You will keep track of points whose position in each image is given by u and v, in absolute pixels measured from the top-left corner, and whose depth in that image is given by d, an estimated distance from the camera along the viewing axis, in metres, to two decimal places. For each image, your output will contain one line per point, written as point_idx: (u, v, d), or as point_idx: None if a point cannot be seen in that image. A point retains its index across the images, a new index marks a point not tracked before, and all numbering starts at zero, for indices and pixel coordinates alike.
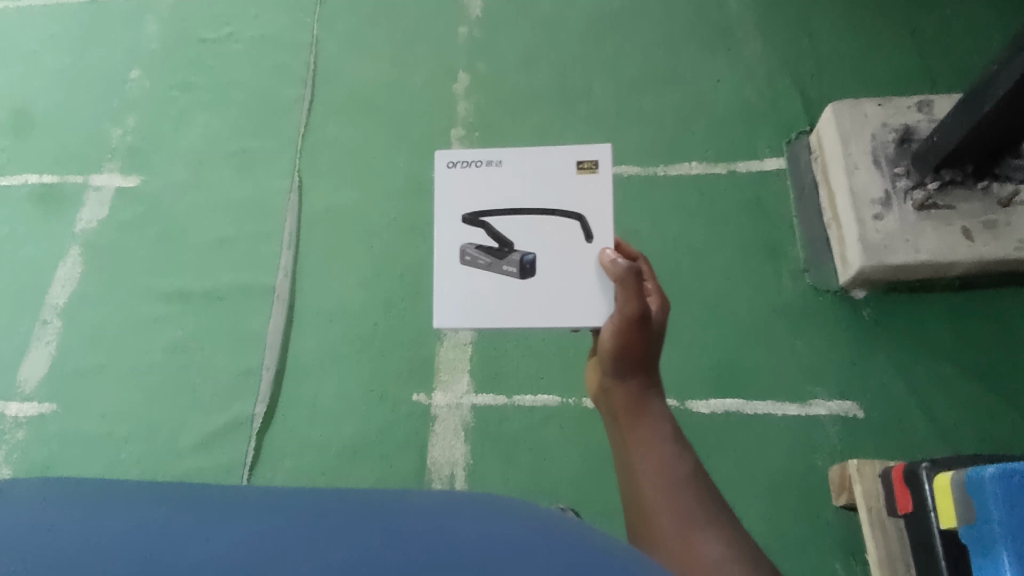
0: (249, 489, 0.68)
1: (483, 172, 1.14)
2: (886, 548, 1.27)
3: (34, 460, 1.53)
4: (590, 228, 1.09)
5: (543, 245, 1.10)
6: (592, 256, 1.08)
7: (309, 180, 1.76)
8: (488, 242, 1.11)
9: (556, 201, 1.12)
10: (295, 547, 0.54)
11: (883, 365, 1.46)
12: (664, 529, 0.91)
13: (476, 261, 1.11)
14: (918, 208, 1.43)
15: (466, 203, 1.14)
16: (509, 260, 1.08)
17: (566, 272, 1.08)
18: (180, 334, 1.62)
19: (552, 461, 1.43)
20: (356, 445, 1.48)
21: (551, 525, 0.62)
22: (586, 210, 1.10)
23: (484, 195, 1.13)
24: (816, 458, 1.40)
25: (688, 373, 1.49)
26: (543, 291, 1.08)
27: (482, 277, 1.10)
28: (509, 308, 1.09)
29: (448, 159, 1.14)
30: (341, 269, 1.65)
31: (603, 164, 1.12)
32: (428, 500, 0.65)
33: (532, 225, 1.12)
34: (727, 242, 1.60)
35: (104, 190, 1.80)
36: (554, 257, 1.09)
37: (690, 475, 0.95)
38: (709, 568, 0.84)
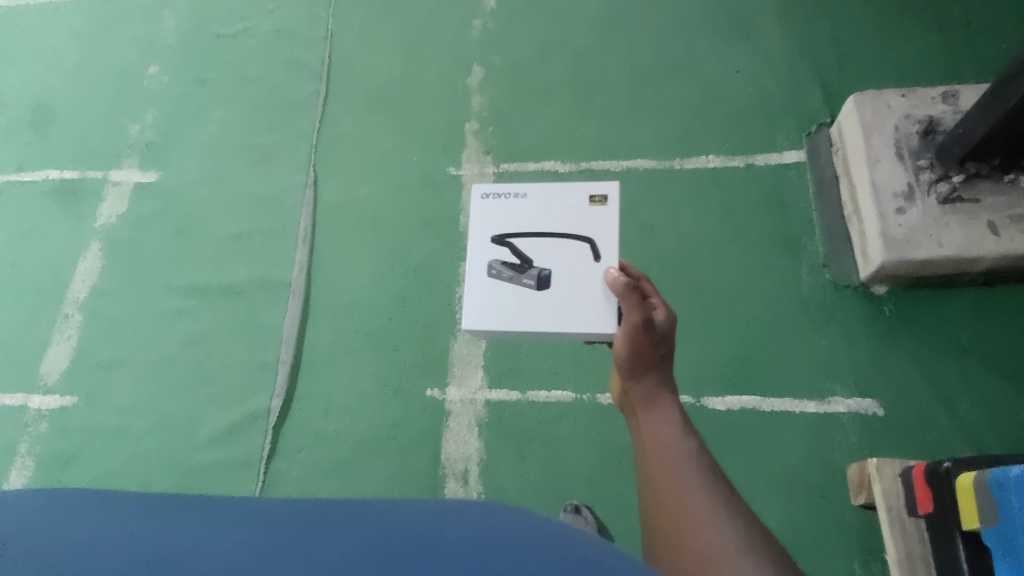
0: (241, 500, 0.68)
1: (509, 205, 1.16)
2: (904, 548, 1.24)
3: (58, 452, 1.56)
4: (600, 251, 1.09)
5: (559, 259, 1.10)
6: (599, 275, 1.07)
7: (324, 175, 1.77)
8: (508, 257, 1.11)
9: (570, 225, 1.12)
10: (294, 552, 0.55)
11: (905, 361, 1.43)
12: (673, 524, 0.88)
13: (499, 274, 1.10)
14: (942, 202, 1.40)
15: (493, 225, 1.15)
16: (528, 273, 1.08)
17: (578, 284, 1.08)
18: (198, 328, 1.64)
19: (566, 457, 1.43)
20: (371, 439, 1.49)
21: (547, 528, 0.62)
22: (595, 234, 1.11)
23: (510, 220, 1.15)
24: (835, 456, 1.38)
25: (704, 370, 1.47)
26: (556, 303, 1.07)
27: (503, 289, 1.09)
28: (524, 316, 1.07)
29: (482, 191, 1.17)
30: (355, 263, 1.65)
31: (612, 198, 1.13)
32: (429, 505, 0.66)
33: (548, 246, 1.11)
34: (744, 237, 1.58)
35: (123, 185, 1.82)
36: (568, 269, 1.09)
37: (692, 447, 0.94)
38: (701, 528, 0.84)
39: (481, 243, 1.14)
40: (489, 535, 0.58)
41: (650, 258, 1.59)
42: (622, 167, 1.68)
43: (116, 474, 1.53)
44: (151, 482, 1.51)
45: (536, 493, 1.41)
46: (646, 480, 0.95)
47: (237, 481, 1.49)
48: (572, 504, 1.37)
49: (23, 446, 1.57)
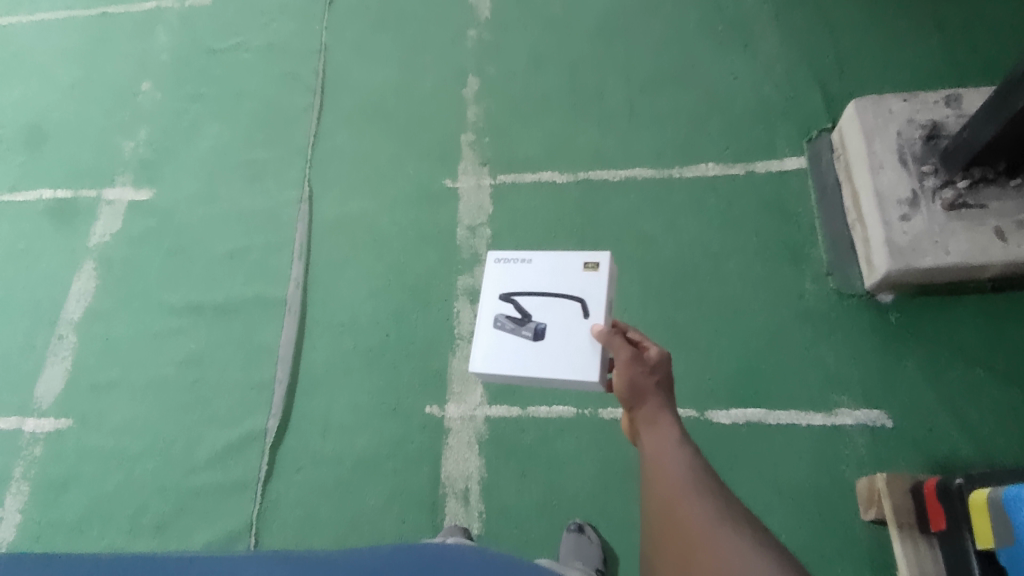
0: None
1: (514, 268, 1.14)
2: (917, 566, 1.20)
3: (49, 477, 1.52)
4: (589, 309, 1.06)
5: (554, 312, 1.07)
6: (587, 331, 1.04)
7: (319, 189, 1.75)
8: (510, 310, 1.10)
9: (562, 285, 1.10)
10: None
11: (913, 371, 1.40)
12: (683, 557, 0.76)
13: (500, 326, 1.09)
14: (948, 208, 1.37)
15: (497, 283, 1.14)
16: (525, 325, 1.07)
17: (569, 338, 1.05)
18: (193, 346, 1.61)
19: (568, 474, 1.36)
20: (369, 459, 1.44)
21: (477, 563, 0.79)
22: (587, 294, 1.08)
23: (512, 279, 1.14)
24: (843, 469, 1.35)
25: (708, 383, 1.45)
26: (549, 354, 1.04)
27: (502, 339, 1.08)
28: (518, 364, 1.05)
29: (494, 255, 1.17)
30: (352, 279, 1.63)
31: (604, 265, 1.09)
32: (377, 554, 0.80)
33: (544, 301, 1.08)
34: (746, 246, 1.56)
35: (117, 203, 1.81)
36: (562, 324, 1.06)
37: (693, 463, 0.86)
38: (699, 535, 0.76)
39: (486, 296, 1.13)
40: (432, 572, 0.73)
41: (651, 270, 1.56)
42: (621, 177, 1.66)
43: (106, 499, 1.47)
44: (144, 507, 1.46)
45: (540, 513, 1.35)
46: (652, 520, 0.84)
47: (232, 504, 1.44)
48: (576, 522, 1.31)
49: (16, 471, 1.53)
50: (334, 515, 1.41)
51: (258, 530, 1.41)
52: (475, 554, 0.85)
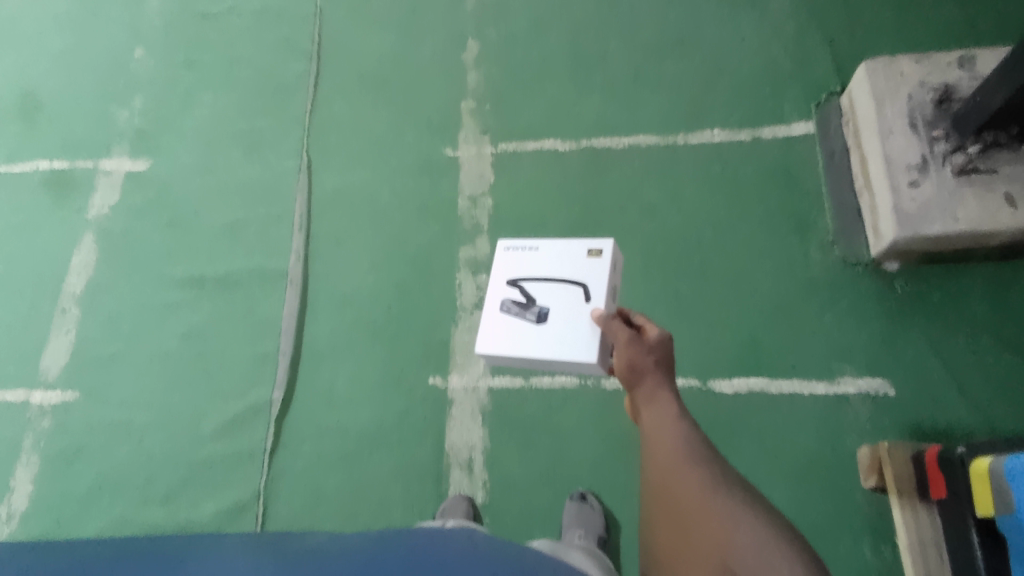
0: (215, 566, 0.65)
1: (521, 256, 1.13)
2: (916, 532, 1.21)
3: (57, 449, 1.53)
4: (591, 293, 1.05)
5: (556, 296, 1.06)
6: (587, 314, 1.03)
7: (318, 160, 1.73)
8: (516, 295, 1.09)
9: (564, 270, 1.08)
10: (271, 556, 0.69)
11: (917, 340, 1.39)
12: (682, 533, 0.77)
13: (505, 310, 1.08)
14: (958, 173, 1.34)
15: (503, 269, 1.13)
16: (528, 310, 1.07)
17: (570, 321, 1.04)
18: (196, 319, 1.61)
19: (572, 444, 1.37)
20: (374, 431, 1.45)
21: (475, 542, 0.78)
22: (589, 279, 1.06)
23: (518, 265, 1.13)
24: (846, 438, 1.35)
25: (712, 353, 1.44)
26: (550, 338, 1.03)
27: (505, 323, 1.07)
28: (521, 346, 1.05)
29: (504, 243, 1.17)
30: (354, 251, 1.62)
31: (607, 251, 1.08)
32: (372, 534, 0.80)
33: (547, 286, 1.07)
34: (751, 215, 1.54)
35: (115, 174, 1.79)
36: (564, 308, 1.05)
37: (692, 438, 0.85)
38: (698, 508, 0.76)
39: (493, 282, 1.12)
40: (426, 549, 0.72)
41: (655, 240, 1.55)
42: (625, 145, 1.63)
43: (115, 470, 1.49)
44: (152, 478, 1.47)
45: (544, 482, 1.36)
46: (650, 500, 0.83)
47: (239, 475, 1.45)
48: (579, 491, 1.32)
49: (25, 443, 1.54)
50: (340, 486, 1.42)
51: (266, 500, 1.42)
52: (474, 533, 0.84)
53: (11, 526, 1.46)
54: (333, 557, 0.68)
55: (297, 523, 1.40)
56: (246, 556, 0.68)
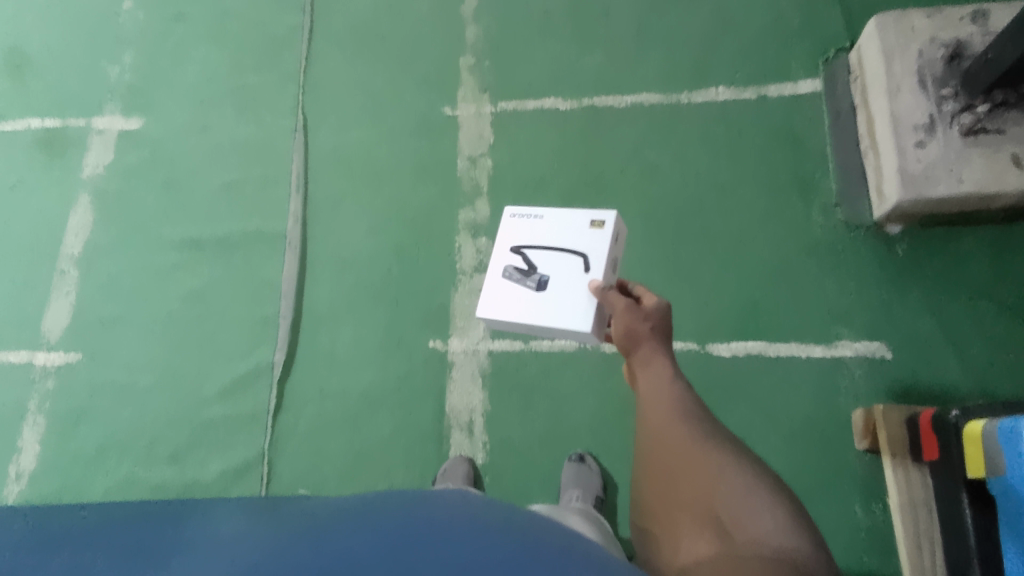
0: (214, 530, 0.61)
1: (526, 223, 1.12)
2: (906, 493, 1.23)
3: (63, 410, 1.54)
4: (590, 264, 1.04)
5: (556, 265, 1.05)
6: (585, 285, 1.03)
7: (315, 118, 1.70)
8: (517, 262, 1.08)
9: (565, 240, 1.07)
10: (284, 509, 0.67)
11: (916, 304, 1.40)
12: (673, 491, 0.78)
13: (505, 277, 1.08)
14: (965, 134, 1.32)
15: (506, 235, 1.12)
16: (528, 278, 1.06)
17: (568, 291, 1.03)
18: (197, 281, 1.61)
19: (571, 406, 1.39)
20: (375, 393, 1.46)
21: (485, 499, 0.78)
22: (589, 249, 1.05)
23: (521, 233, 1.11)
24: (841, 400, 1.36)
25: (711, 317, 1.45)
26: (547, 306, 1.03)
27: (505, 289, 1.07)
28: (518, 313, 1.05)
29: (510, 210, 1.16)
30: (352, 213, 1.61)
31: (610, 223, 1.06)
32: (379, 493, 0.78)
33: (548, 255, 1.07)
34: (753, 176, 1.52)
35: (108, 133, 1.76)
36: (563, 278, 1.04)
37: (687, 404, 0.87)
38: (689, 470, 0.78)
39: (497, 246, 1.11)
40: (439, 499, 0.72)
41: (656, 202, 1.54)
42: (627, 104, 1.60)
43: (121, 431, 1.51)
44: (158, 439, 1.49)
45: (543, 443, 1.38)
46: (644, 459, 0.86)
47: (244, 436, 1.47)
48: (578, 453, 1.35)
49: (30, 404, 1.56)
50: (343, 447, 1.44)
51: (270, 460, 1.45)
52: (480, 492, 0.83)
53: (21, 484, 1.49)
54: (341, 514, 0.64)
55: (301, 482, 1.43)
56: (248, 519, 0.63)
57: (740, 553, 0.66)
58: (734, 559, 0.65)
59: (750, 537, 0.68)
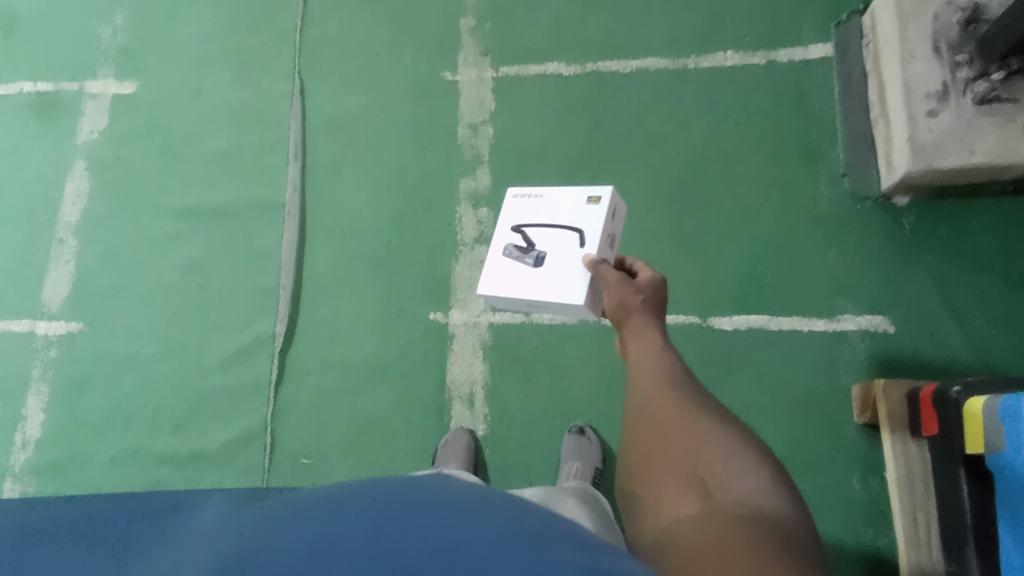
0: (195, 529, 0.57)
1: (526, 201, 1.11)
2: (905, 468, 1.22)
3: (66, 379, 1.55)
4: (586, 239, 1.02)
5: (553, 242, 1.04)
6: (580, 259, 1.01)
7: (312, 83, 1.67)
8: (518, 239, 1.07)
9: (563, 216, 1.06)
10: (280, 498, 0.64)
11: (921, 277, 1.38)
12: (666, 458, 0.77)
13: (505, 253, 1.07)
14: (978, 102, 1.28)
15: (508, 214, 1.11)
16: (527, 254, 1.05)
17: (564, 266, 1.02)
18: (196, 251, 1.60)
19: (571, 379, 1.39)
20: (376, 364, 1.47)
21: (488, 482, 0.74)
22: (586, 225, 1.04)
23: (522, 211, 1.10)
24: (842, 375, 1.36)
25: (714, 289, 1.44)
26: (543, 281, 1.02)
27: (503, 266, 1.06)
28: (515, 287, 1.04)
29: (513, 191, 1.14)
30: (351, 181, 1.59)
31: (606, 199, 1.05)
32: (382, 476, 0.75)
33: (547, 231, 1.06)
34: (760, 145, 1.49)
35: (101, 97, 1.72)
36: (560, 254, 1.03)
37: (680, 375, 0.86)
38: (685, 437, 0.78)
39: (499, 225, 1.10)
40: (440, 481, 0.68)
41: (660, 171, 1.51)
42: (632, 69, 1.56)
43: (125, 400, 1.52)
44: (162, 408, 1.50)
45: (543, 415, 1.39)
46: (634, 426, 0.84)
47: (248, 406, 1.48)
48: (577, 425, 1.35)
49: (33, 372, 1.56)
50: (345, 417, 1.45)
51: (273, 430, 1.46)
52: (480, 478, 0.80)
53: (27, 453, 1.51)
54: (325, 498, 0.60)
55: (304, 452, 1.44)
56: (230, 510, 0.60)
57: (726, 513, 0.67)
58: (720, 518, 0.67)
59: (735, 498, 0.69)
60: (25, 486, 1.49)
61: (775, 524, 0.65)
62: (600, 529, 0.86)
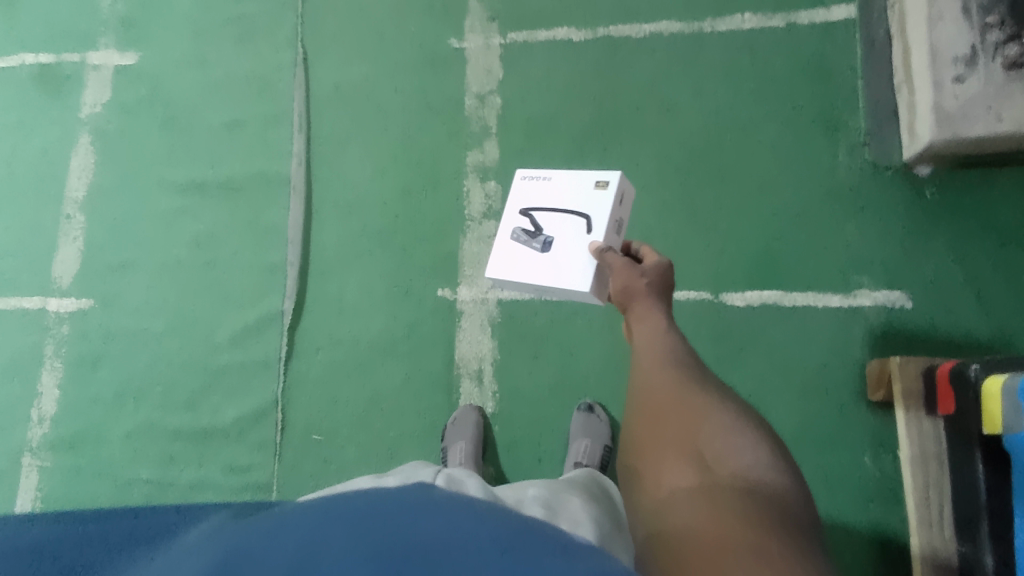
0: (200, 538, 0.58)
1: (534, 183, 1.09)
2: (919, 447, 1.21)
3: (80, 355, 1.57)
4: (593, 225, 1.00)
5: (560, 226, 1.02)
6: (587, 246, 0.99)
7: (315, 52, 1.63)
8: (525, 223, 1.05)
9: (570, 200, 1.03)
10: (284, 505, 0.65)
11: (942, 251, 1.34)
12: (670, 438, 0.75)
13: (513, 238, 1.04)
14: (1009, 67, 1.22)
15: (517, 196, 1.08)
16: (534, 239, 1.03)
17: (571, 252, 1.00)
18: (202, 226, 1.59)
19: (580, 356, 1.38)
20: (384, 340, 1.46)
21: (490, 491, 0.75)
22: (594, 210, 1.01)
23: (530, 194, 1.07)
24: (857, 352, 1.34)
25: (726, 265, 1.41)
26: (550, 267, 1.00)
27: (510, 250, 1.04)
28: (521, 273, 1.02)
29: (522, 173, 1.11)
30: (357, 154, 1.56)
31: (614, 183, 1.02)
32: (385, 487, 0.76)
33: (554, 216, 1.03)
34: (777, 114, 1.44)
35: (103, 69, 1.69)
36: (566, 240, 1.01)
37: (684, 358, 0.84)
38: (689, 419, 0.75)
39: (508, 208, 1.08)
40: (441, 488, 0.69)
41: (673, 141, 1.46)
42: (645, 34, 1.51)
43: (138, 376, 1.53)
44: (174, 384, 1.52)
45: (552, 392, 1.38)
46: (636, 409, 0.81)
47: (258, 382, 1.49)
48: (586, 403, 1.35)
49: (47, 349, 1.58)
50: (354, 394, 1.45)
51: (284, 407, 1.47)
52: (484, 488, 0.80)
53: (44, 428, 1.53)
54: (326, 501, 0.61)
55: (315, 429, 1.45)
56: (233, 520, 0.61)
57: (724, 487, 0.67)
58: (718, 492, 0.66)
59: (735, 473, 0.69)
60: (43, 460, 1.51)
61: (771, 503, 0.65)
62: (605, 536, 0.77)
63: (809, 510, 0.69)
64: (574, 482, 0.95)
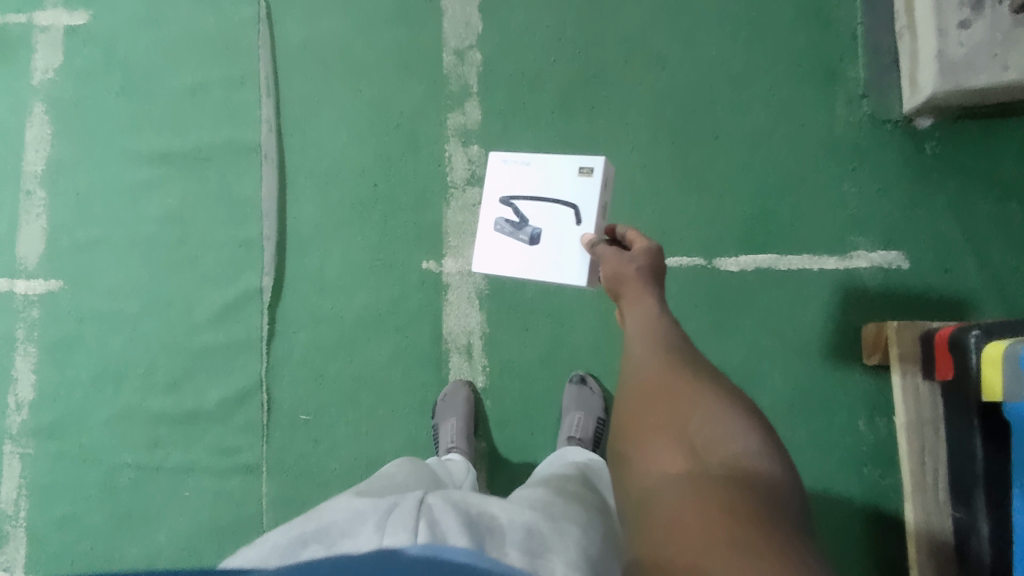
0: None
1: (511, 168, 1.07)
2: (915, 412, 1.19)
3: (54, 339, 1.51)
4: (582, 216, 1.01)
5: (547, 217, 1.02)
6: (577, 238, 1.00)
7: (280, 6, 1.52)
8: (508, 213, 1.05)
9: (555, 190, 1.03)
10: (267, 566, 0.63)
11: (941, 208, 1.30)
12: (654, 418, 0.69)
13: (499, 229, 1.05)
14: (1016, 11, 1.15)
15: (496, 185, 1.07)
16: (521, 231, 1.03)
17: (561, 244, 1.01)
18: (172, 201, 1.51)
19: (572, 326, 1.34)
20: (369, 315, 1.42)
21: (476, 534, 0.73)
22: (580, 200, 1.01)
23: (512, 182, 1.07)
24: (853, 315, 1.31)
25: (720, 228, 1.36)
26: (540, 259, 1.02)
27: (497, 243, 1.05)
28: (513, 266, 1.04)
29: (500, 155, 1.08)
30: (330, 118, 1.47)
31: (599, 170, 1.01)
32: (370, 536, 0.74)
33: (540, 205, 1.03)
34: (773, 66, 1.36)
35: (52, 31, 1.57)
36: (554, 230, 1.02)
37: (678, 341, 0.78)
38: (677, 398, 0.69)
39: (486, 196, 1.07)
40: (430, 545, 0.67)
41: (664, 98, 1.39)
42: None
43: (116, 359, 1.48)
44: (155, 366, 1.47)
45: (544, 364, 1.35)
46: (623, 388, 0.76)
47: (240, 362, 1.44)
48: (578, 375, 1.32)
49: (19, 333, 1.51)
50: (340, 371, 1.41)
51: (269, 386, 1.43)
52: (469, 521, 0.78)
53: (23, 415, 1.49)
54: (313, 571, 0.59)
55: (302, 407, 1.42)
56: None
57: (707, 481, 0.60)
58: (700, 481, 0.60)
59: (722, 460, 0.62)
60: (25, 447, 1.48)
61: (757, 500, 0.58)
62: None
63: (802, 512, 0.61)
64: (565, 490, 0.89)
